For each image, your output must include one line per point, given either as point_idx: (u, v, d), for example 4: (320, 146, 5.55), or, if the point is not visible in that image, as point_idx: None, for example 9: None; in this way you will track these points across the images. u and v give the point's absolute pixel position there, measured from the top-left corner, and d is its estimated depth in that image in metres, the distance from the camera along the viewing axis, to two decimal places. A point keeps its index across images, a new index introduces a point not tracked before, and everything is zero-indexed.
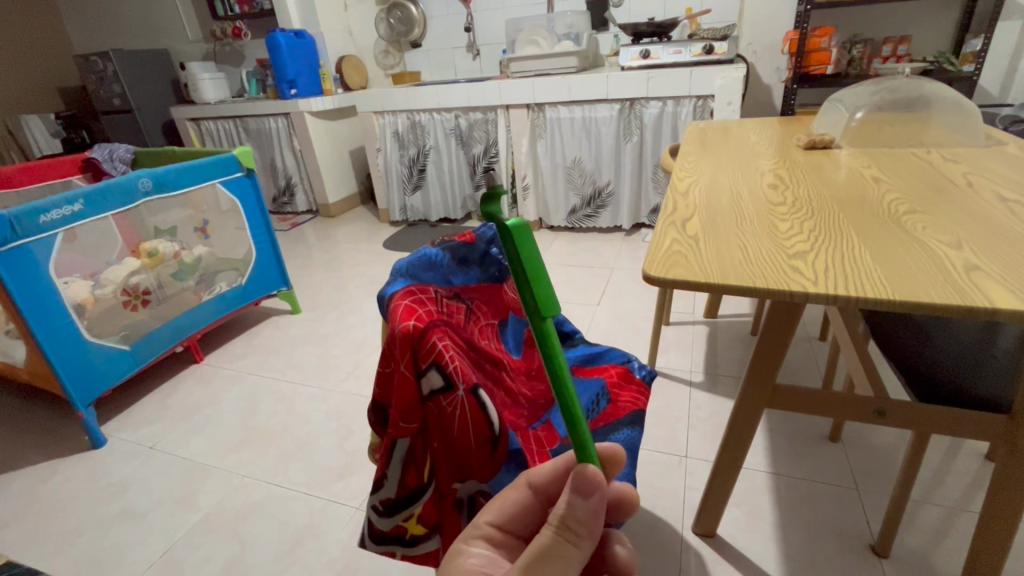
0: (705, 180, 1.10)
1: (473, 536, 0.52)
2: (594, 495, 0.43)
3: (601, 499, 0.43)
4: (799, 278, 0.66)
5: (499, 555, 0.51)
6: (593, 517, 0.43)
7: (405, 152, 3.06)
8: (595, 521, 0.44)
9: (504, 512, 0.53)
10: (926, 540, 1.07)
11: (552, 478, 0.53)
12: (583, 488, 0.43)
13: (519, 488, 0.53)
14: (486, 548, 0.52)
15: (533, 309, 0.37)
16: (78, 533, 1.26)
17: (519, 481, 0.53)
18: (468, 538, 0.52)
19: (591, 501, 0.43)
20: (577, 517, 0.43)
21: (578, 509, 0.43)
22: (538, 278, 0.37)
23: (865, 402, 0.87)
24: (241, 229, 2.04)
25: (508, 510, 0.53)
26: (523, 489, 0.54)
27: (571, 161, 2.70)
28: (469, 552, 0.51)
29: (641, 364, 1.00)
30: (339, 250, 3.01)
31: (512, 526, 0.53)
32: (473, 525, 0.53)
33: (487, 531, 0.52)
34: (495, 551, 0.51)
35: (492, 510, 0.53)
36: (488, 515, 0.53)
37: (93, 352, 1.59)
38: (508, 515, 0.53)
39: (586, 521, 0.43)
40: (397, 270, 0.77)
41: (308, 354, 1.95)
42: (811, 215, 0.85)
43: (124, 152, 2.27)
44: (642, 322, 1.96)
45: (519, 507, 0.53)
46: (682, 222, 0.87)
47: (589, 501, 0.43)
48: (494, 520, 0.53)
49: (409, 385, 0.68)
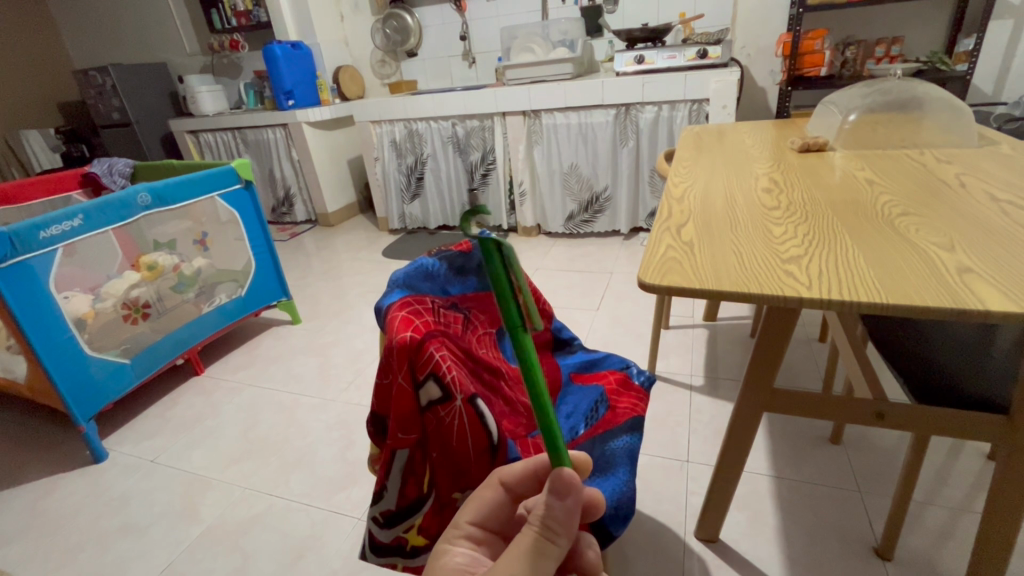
0: (700, 185, 1.11)
1: (455, 536, 0.51)
2: (569, 496, 0.44)
3: (576, 500, 0.45)
4: (793, 283, 0.66)
5: (480, 554, 0.51)
6: (569, 518, 0.45)
7: (403, 161, 3.07)
8: (572, 519, 0.45)
9: (483, 511, 0.53)
10: (930, 541, 1.07)
11: (524, 477, 0.53)
12: (559, 489, 0.45)
13: (493, 486, 0.54)
14: (469, 548, 0.51)
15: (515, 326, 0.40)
16: (79, 549, 1.26)
17: (493, 480, 0.54)
18: (451, 538, 0.51)
19: (566, 501, 0.45)
20: (556, 517, 0.44)
21: (556, 510, 0.44)
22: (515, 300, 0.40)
23: (865, 404, 0.87)
24: (241, 240, 2.05)
25: (486, 509, 0.53)
26: (496, 487, 0.54)
27: (567, 167, 2.71)
28: (453, 552, 0.50)
29: (640, 370, 1.00)
30: (338, 259, 3.02)
31: (491, 522, 0.53)
32: (454, 525, 0.52)
33: (468, 531, 0.52)
34: (477, 550, 0.51)
35: (470, 509, 0.53)
36: (467, 515, 0.52)
37: (94, 366, 1.59)
38: (487, 513, 0.53)
39: (564, 522, 0.44)
40: (393, 280, 0.78)
41: (308, 364, 1.96)
42: (805, 219, 0.85)
43: (123, 166, 2.28)
44: (641, 327, 1.96)
45: (495, 505, 0.53)
46: (677, 228, 0.88)
47: (565, 501, 0.44)
48: (475, 520, 0.52)
49: (407, 397, 0.68)
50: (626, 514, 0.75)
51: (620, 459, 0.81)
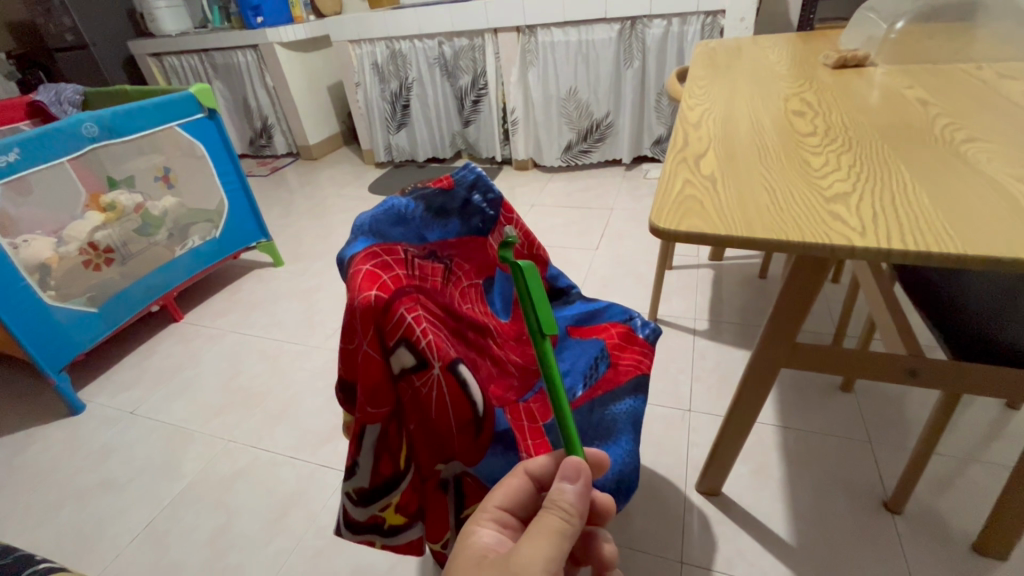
0: (718, 107, 0.95)
1: (482, 517, 0.52)
2: (579, 480, 0.47)
3: (584, 485, 0.47)
4: (843, 228, 0.54)
5: (506, 536, 0.51)
6: (581, 502, 0.47)
7: (386, 86, 2.81)
8: (582, 504, 0.48)
9: (511, 497, 0.53)
10: (939, 493, 1.03)
11: (551, 467, 0.54)
12: (569, 475, 0.48)
13: (519, 475, 0.54)
14: (495, 530, 0.51)
15: (535, 329, 0.41)
16: (58, 506, 1.22)
17: (515, 474, 0.54)
18: (478, 519, 0.51)
19: (576, 485, 0.47)
20: (569, 502, 0.47)
21: (567, 494, 0.47)
22: (543, 306, 0.41)
23: (897, 360, 0.77)
24: (210, 176, 1.89)
25: (513, 497, 0.53)
26: (522, 477, 0.55)
27: (565, 92, 2.47)
28: (479, 533, 0.50)
29: (644, 322, 0.89)
30: (323, 196, 2.84)
31: (516, 511, 0.54)
32: (481, 508, 0.52)
33: (496, 514, 0.52)
34: (502, 532, 0.51)
35: (499, 494, 0.53)
36: (495, 499, 0.53)
37: (59, 316, 1.48)
38: (516, 501, 0.54)
39: (577, 505, 0.47)
40: (358, 226, 0.66)
41: (292, 309, 1.86)
42: (849, 147, 0.71)
43: (73, 93, 2.05)
44: (643, 267, 1.85)
45: (523, 494, 0.54)
46: (695, 158, 0.74)
47: (574, 486, 0.47)
48: (503, 505, 0.53)
49: (374, 365, 0.58)
50: (628, 488, 0.67)
51: (621, 424, 0.72)
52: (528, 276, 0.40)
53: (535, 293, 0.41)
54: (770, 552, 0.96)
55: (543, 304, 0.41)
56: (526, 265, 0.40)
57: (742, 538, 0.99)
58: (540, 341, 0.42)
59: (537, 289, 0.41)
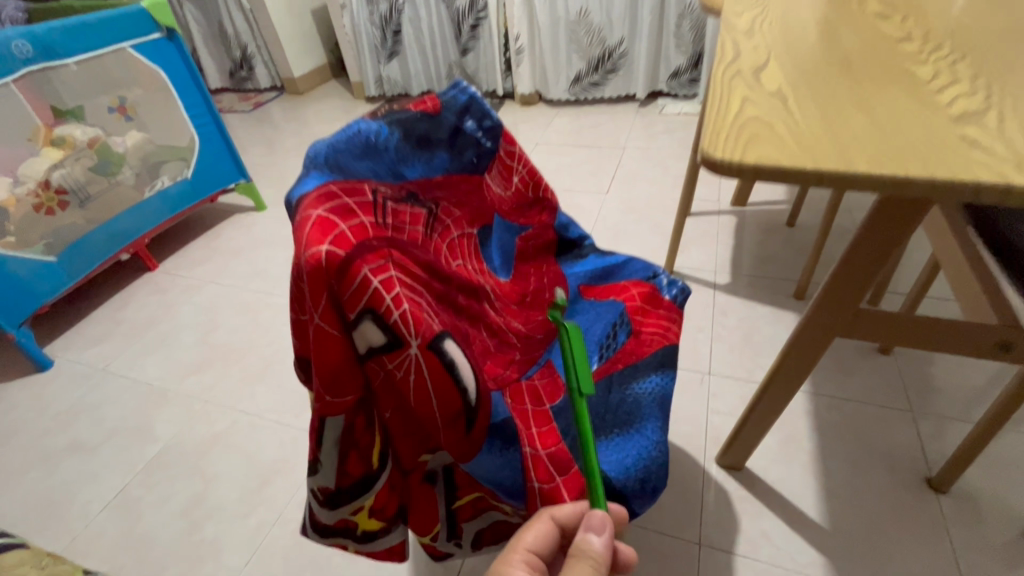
0: (775, 10, 0.75)
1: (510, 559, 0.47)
2: (604, 533, 0.44)
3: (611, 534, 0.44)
4: (987, 163, 0.38)
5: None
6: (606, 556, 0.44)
7: (374, 9, 2.51)
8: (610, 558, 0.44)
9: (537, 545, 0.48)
10: (990, 470, 0.92)
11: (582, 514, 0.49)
12: (593, 527, 0.44)
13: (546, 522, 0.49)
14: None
15: (574, 388, 0.45)
16: (24, 471, 1.13)
17: (545, 517, 0.49)
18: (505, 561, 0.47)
19: (602, 537, 0.44)
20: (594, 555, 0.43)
21: (594, 545, 0.43)
22: (582, 367, 0.46)
23: (983, 331, 0.64)
24: (176, 108, 1.68)
25: (546, 539, 0.48)
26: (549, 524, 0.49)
27: (576, 14, 2.19)
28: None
29: (670, 282, 0.75)
30: (309, 133, 2.62)
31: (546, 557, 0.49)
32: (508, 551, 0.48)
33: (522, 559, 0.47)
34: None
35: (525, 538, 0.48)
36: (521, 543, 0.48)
37: (13, 266, 1.34)
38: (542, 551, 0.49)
39: (604, 557, 0.43)
40: (312, 159, 0.50)
41: (275, 257, 1.72)
42: (965, 55, 0.54)
43: (14, 10, 1.80)
44: (658, 213, 1.68)
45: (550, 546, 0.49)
46: (756, 71, 0.56)
47: (600, 538, 0.44)
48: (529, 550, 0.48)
49: (333, 345, 0.44)
50: (656, 489, 0.55)
51: (647, 408, 0.60)
52: (570, 339, 0.46)
53: (573, 351, 0.46)
54: (800, 534, 0.87)
55: (578, 360, 0.45)
56: (572, 330, 0.47)
57: (768, 517, 0.89)
58: (578, 402, 0.45)
59: (576, 353, 0.46)
